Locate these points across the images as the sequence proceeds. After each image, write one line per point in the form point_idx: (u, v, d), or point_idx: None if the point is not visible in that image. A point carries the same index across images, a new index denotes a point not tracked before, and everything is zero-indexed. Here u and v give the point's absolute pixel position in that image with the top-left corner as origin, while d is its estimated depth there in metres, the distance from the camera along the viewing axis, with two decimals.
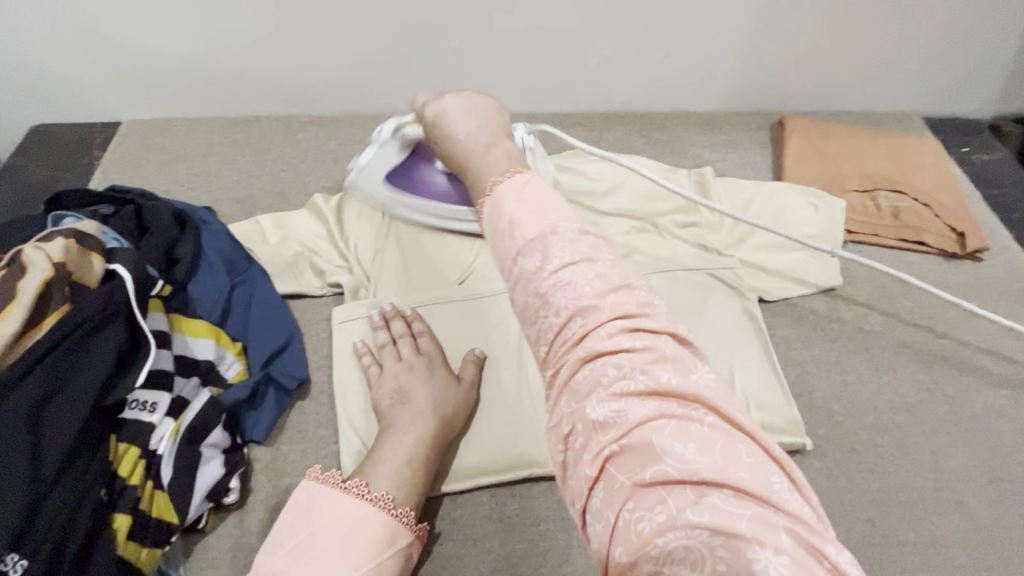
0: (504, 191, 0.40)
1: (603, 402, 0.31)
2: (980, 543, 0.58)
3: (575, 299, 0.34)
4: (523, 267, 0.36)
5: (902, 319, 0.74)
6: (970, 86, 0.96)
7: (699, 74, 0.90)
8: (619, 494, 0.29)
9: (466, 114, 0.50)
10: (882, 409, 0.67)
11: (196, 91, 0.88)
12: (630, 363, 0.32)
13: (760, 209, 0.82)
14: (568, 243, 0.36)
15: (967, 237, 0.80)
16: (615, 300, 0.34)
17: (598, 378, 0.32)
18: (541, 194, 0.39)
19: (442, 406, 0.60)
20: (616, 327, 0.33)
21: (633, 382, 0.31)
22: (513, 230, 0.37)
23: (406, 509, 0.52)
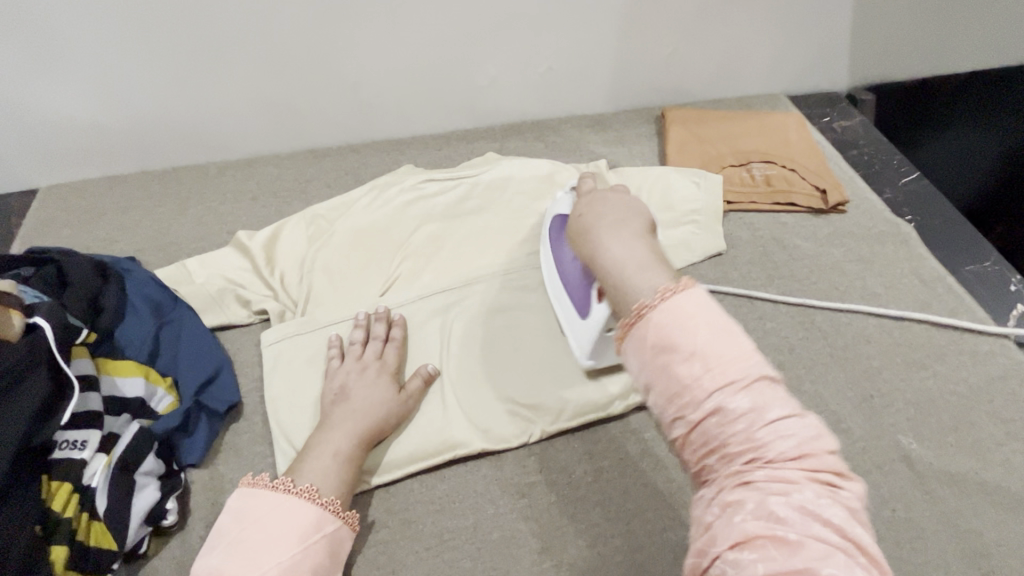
0: (689, 306, 0.41)
1: (789, 505, 0.35)
2: (855, 452, 0.66)
3: (785, 436, 0.37)
4: (733, 388, 0.38)
5: (780, 271, 0.84)
6: (821, 64, 1.08)
7: (582, 80, 1.00)
8: (777, 563, 0.33)
9: (610, 205, 0.52)
10: (767, 351, 0.75)
11: (111, 151, 0.92)
12: (829, 499, 0.36)
13: (648, 192, 0.90)
14: (783, 394, 0.39)
15: (829, 193, 0.90)
16: (827, 456, 0.38)
17: (793, 492, 0.35)
18: (727, 323, 0.41)
19: (371, 408, 0.64)
20: (827, 476, 0.37)
21: (826, 511, 0.35)
22: (711, 360, 0.39)
23: (332, 497, 0.57)
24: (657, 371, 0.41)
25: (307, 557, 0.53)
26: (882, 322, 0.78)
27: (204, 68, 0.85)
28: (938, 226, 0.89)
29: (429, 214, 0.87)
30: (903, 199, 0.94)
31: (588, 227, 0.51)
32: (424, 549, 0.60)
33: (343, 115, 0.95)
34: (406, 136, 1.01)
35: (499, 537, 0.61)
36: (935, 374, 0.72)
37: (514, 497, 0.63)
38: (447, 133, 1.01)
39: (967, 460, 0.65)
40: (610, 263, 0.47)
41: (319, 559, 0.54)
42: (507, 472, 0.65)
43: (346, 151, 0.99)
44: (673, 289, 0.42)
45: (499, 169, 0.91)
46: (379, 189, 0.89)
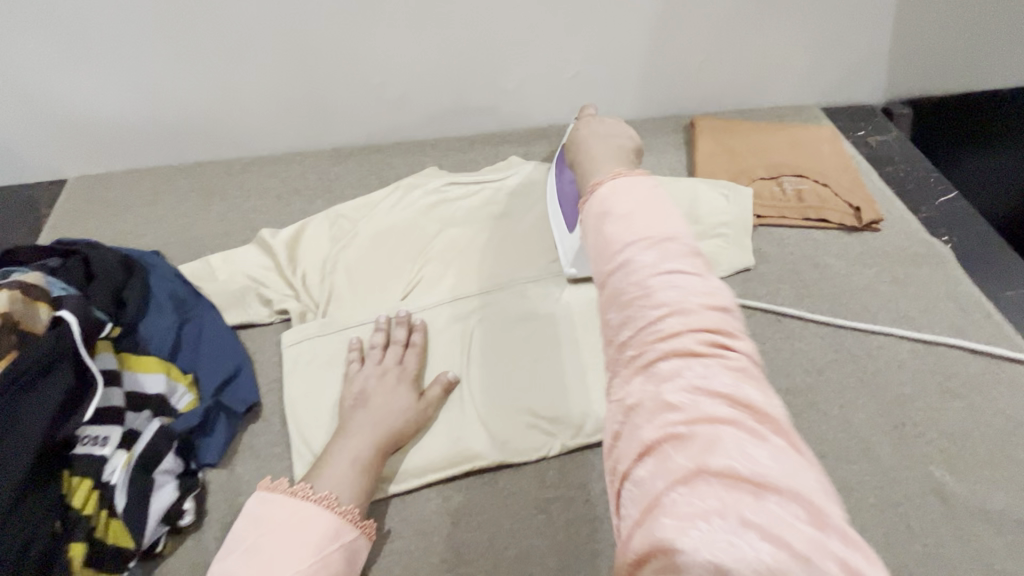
0: (631, 184, 0.44)
1: (682, 389, 0.33)
2: (885, 483, 0.64)
3: (675, 297, 0.37)
4: (632, 255, 0.39)
5: (810, 290, 0.81)
6: (858, 76, 1.05)
7: (611, 87, 0.98)
8: (673, 471, 0.31)
9: (602, 120, 0.57)
10: (795, 372, 0.72)
11: (140, 143, 0.93)
12: (724, 370, 0.34)
13: (676, 204, 0.88)
14: (677, 254, 0.39)
15: (863, 210, 0.88)
16: (720, 320, 0.36)
17: (684, 367, 0.34)
18: (664, 201, 0.43)
19: (390, 415, 0.64)
20: (715, 337, 0.35)
21: (716, 383, 0.33)
22: (633, 223, 0.41)
23: (350, 506, 0.56)
24: (593, 236, 0.43)
25: (324, 567, 0.52)
26: (916, 348, 0.75)
27: (233, 63, 0.85)
28: (976, 249, 0.86)
29: (452, 217, 0.86)
30: (939, 219, 0.91)
31: (580, 137, 0.55)
32: (439, 562, 0.59)
33: (369, 115, 0.95)
34: (431, 138, 1.00)
35: (515, 553, 0.59)
36: (969, 403, 0.70)
37: (531, 513, 0.62)
38: (472, 136, 1.00)
39: (1002, 496, 0.63)
40: (588, 153, 0.52)
41: (336, 570, 0.53)
42: (525, 486, 0.64)
43: (370, 150, 0.98)
44: (624, 172, 0.46)
45: (525, 174, 0.91)
46: (402, 190, 0.89)
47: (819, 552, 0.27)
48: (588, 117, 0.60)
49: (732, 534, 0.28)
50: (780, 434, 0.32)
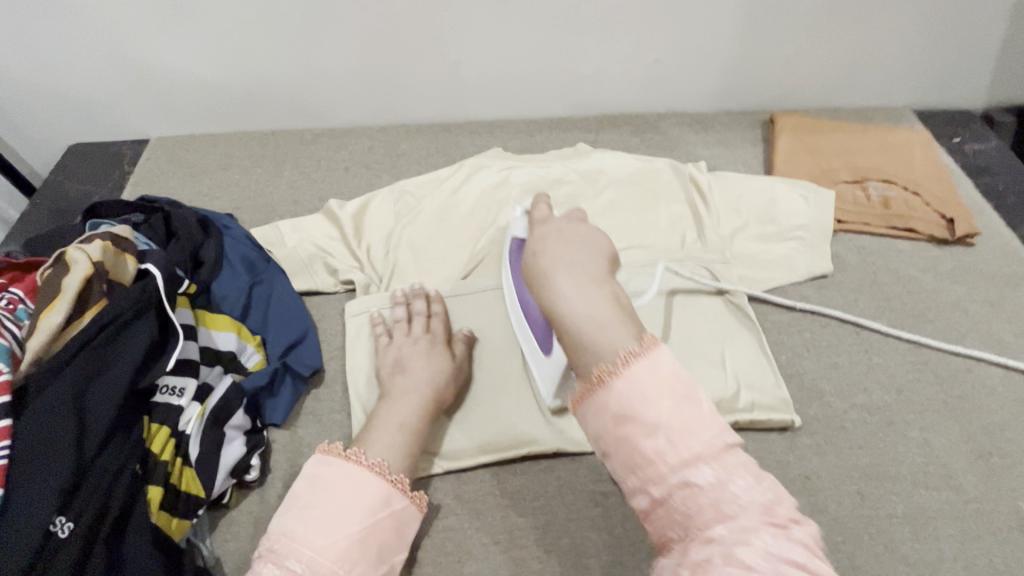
0: (650, 372, 0.42)
1: (757, 556, 0.36)
2: (968, 515, 0.60)
3: (738, 496, 0.38)
4: (687, 471, 0.39)
5: (892, 303, 0.77)
6: (960, 78, 0.98)
7: (689, 76, 0.94)
8: None
9: (572, 249, 0.51)
10: (872, 389, 0.69)
11: (220, 109, 0.95)
12: (788, 540, 0.37)
13: (750, 203, 0.85)
14: (734, 457, 0.40)
15: (956, 223, 0.82)
16: (777, 503, 0.39)
17: (755, 538, 0.37)
18: (689, 386, 0.42)
19: (429, 382, 0.63)
20: (777, 517, 0.38)
21: (788, 552, 0.36)
22: (672, 434, 0.40)
23: (400, 475, 0.56)
24: (619, 445, 0.42)
25: (374, 532, 0.52)
26: (1008, 374, 0.70)
27: (313, 33, 0.86)
28: None
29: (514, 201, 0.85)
30: None
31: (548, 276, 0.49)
32: (492, 543, 0.59)
33: (440, 92, 0.95)
34: (498, 119, 0.99)
35: (568, 543, 0.59)
36: None
37: (586, 505, 0.61)
38: (540, 120, 0.99)
39: None
40: (572, 316, 0.45)
41: (385, 535, 0.53)
42: (581, 477, 0.63)
43: (438, 129, 0.98)
44: (635, 353, 0.42)
45: (593, 160, 0.88)
46: (465, 169, 0.88)
47: None
48: (550, 234, 0.54)
49: None
50: None
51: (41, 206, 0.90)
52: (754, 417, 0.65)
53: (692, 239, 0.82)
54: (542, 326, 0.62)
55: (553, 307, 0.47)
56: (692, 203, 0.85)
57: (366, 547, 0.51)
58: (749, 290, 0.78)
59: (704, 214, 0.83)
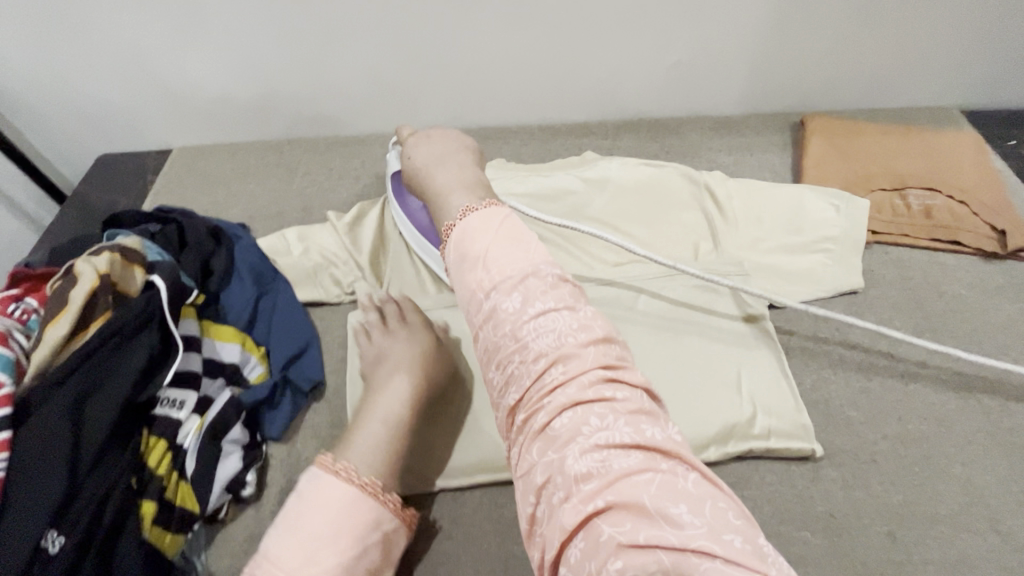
0: (479, 217, 0.47)
1: (587, 452, 0.36)
2: (1016, 565, 0.54)
3: (550, 340, 0.41)
4: (503, 308, 0.42)
5: (932, 323, 0.70)
6: (1015, 75, 0.89)
7: (711, 79, 0.90)
8: (603, 546, 0.33)
9: (434, 146, 0.58)
10: (907, 418, 0.63)
11: (238, 118, 0.97)
12: (606, 405, 0.38)
13: (775, 213, 0.79)
14: (550, 293, 0.43)
15: (1008, 235, 0.74)
16: (597, 352, 0.40)
17: (585, 419, 0.37)
18: (515, 228, 0.46)
19: (411, 386, 0.61)
20: (595, 374, 0.39)
21: (619, 435, 0.36)
22: (491, 262, 0.44)
23: (374, 480, 0.55)
24: (457, 284, 0.46)
25: (343, 540, 0.51)
26: None
27: (324, 45, 0.86)
28: None
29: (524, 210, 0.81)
30: None
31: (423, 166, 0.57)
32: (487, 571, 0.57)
33: (452, 100, 0.93)
34: (512, 125, 0.97)
35: None
36: None
37: None
38: (555, 126, 0.96)
39: None
40: (439, 184, 0.54)
41: (372, 555, 0.53)
42: None
43: None
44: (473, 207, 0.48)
45: (606, 165, 0.85)
46: None
47: None
48: (420, 140, 0.59)
49: None
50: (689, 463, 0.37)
51: (67, 214, 0.93)
52: (772, 445, 0.61)
53: (709, 249, 0.77)
54: (426, 222, 0.74)
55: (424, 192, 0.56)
56: (709, 211, 0.80)
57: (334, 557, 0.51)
58: (770, 306, 0.73)
59: (723, 223, 0.79)
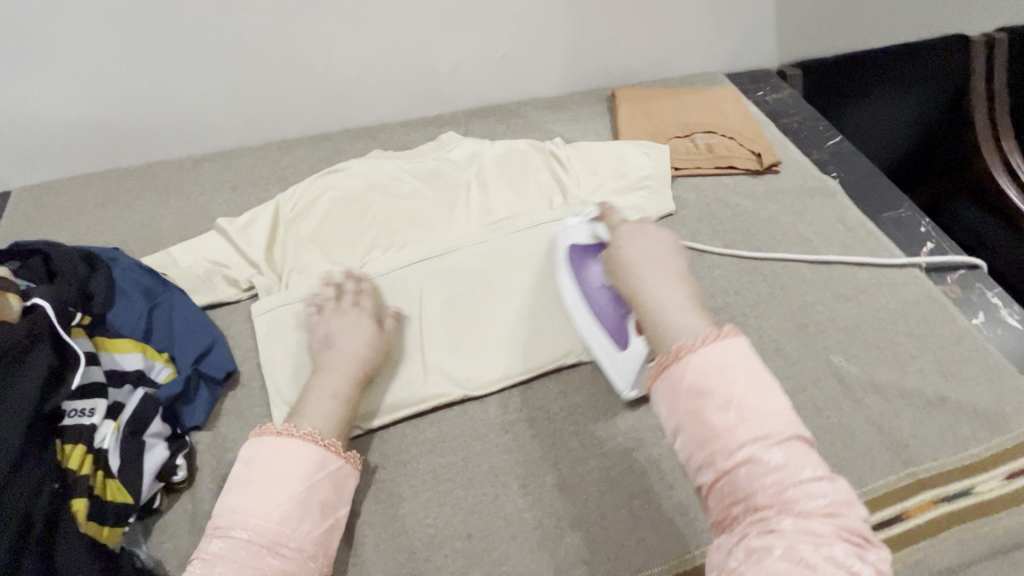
0: (727, 352, 0.50)
1: (822, 566, 0.40)
2: (796, 373, 0.75)
3: (811, 490, 0.44)
4: (761, 460, 0.45)
5: (725, 226, 0.93)
6: (752, 43, 1.19)
7: (537, 65, 1.08)
8: None
9: (648, 245, 0.63)
10: (716, 294, 0.84)
11: (88, 148, 0.95)
12: (859, 554, 0.42)
13: (603, 165, 0.98)
14: (814, 459, 0.46)
15: (763, 155, 1.00)
16: (856, 520, 0.44)
17: (831, 551, 0.41)
18: (763, 377, 0.50)
19: (360, 357, 0.69)
20: (852, 533, 0.43)
21: (855, 569, 0.41)
22: (747, 409, 0.47)
23: (333, 440, 0.61)
24: (693, 422, 0.49)
25: (314, 493, 0.57)
26: (813, 263, 0.88)
27: (175, 63, 0.89)
28: (857, 180, 1.01)
29: (398, 194, 0.92)
30: (828, 159, 1.05)
31: (629, 267, 0.60)
32: (421, 483, 0.66)
33: (314, 106, 1.01)
34: (375, 123, 1.07)
35: (488, 468, 0.67)
36: (859, 303, 0.83)
37: (499, 434, 0.70)
38: (414, 120, 1.08)
39: (887, 371, 0.75)
40: (628, 258, 0.62)
41: (332, 499, 0.59)
42: (491, 411, 0.72)
43: (320, 139, 1.04)
44: (718, 336, 0.51)
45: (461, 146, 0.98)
46: (338, 174, 0.93)
47: None
48: (635, 234, 0.65)
49: None
50: None
51: None
52: None
53: (560, 200, 0.94)
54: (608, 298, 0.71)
55: (637, 311, 0.57)
56: (553, 171, 0.97)
57: (307, 508, 0.56)
58: None
59: (567, 178, 0.96)
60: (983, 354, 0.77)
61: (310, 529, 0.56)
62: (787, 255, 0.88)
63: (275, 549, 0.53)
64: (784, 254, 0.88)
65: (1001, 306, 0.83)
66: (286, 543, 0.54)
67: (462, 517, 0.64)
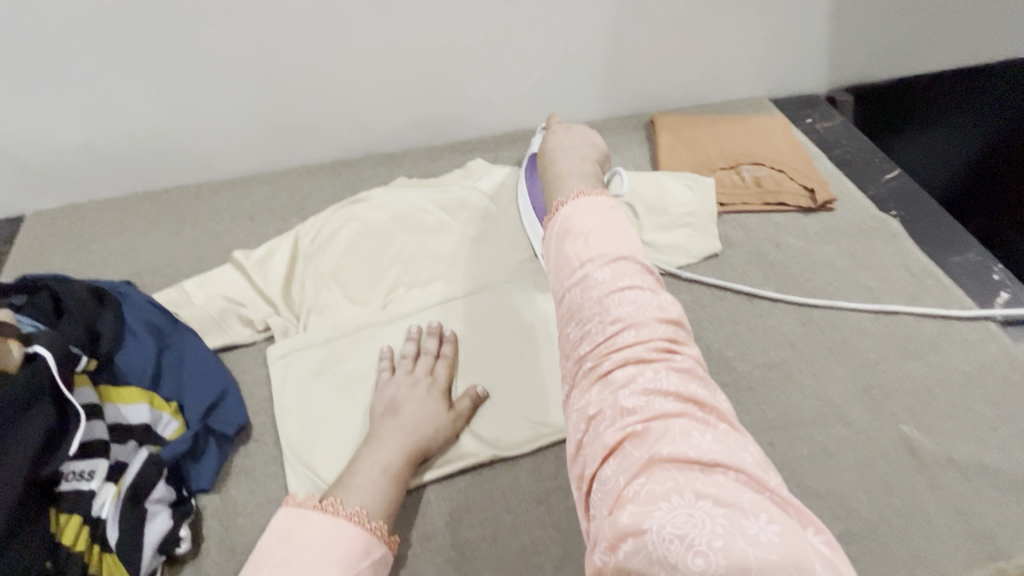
0: (590, 205, 0.57)
1: (636, 394, 0.44)
2: (862, 445, 0.67)
3: (628, 306, 0.48)
4: (588, 278, 0.51)
5: (776, 269, 0.85)
6: (800, 67, 1.12)
7: (572, 90, 1.02)
8: (634, 464, 0.40)
9: (571, 137, 0.75)
10: (769, 348, 0.76)
11: (103, 172, 0.91)
12: (673, 369, 0.45)
13: (643, 197, 0.91)
14: (636, 278, 0.51)
15: (817, 191, 0.93)
16: (669, 329, 0.48)
17: (639, 376, 0.45)
18: (617, 220, 0.56)
19: (419, 427, 0.64)
20: (662, 341, 0.46)
21: (665, 383, 0.44)
22: (590, 241, 0.54)
23: (379, 522, 0.56)
24: (554, 260, 0.56)
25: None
26: (876, 315, 0.80)
27: (194, 86, 0.85)
28: (920, 220, 0.93)
29: (423, 228, 0.86)
30: (886, 196, 0.97)
31: (554, 157, 0.72)
32: (445, 561, 0.60)
33: (337, 131, 0.96)
34: (400, 149, 1.02)
35: (519, 547, 0.60)
36: (929, 363, 0.75)
37: (531, 505, 0.63)
38: (440, 145, 1.02)
39: (967, 445, 0.67)
40: (557, 144, 0.74)
41: None
42: (523, 478, 0.65)
43: (342, 165, 0.99)
44: (584, 194, 0.59)
45: (492, 177, 0.92)
46: (360, 205, 0.87)
47: (768, 517, 0.36)
48: (558, 130, 0.78)
49: (690, 513, 0.36)
50: (733, 427, 0.43)
51: None
52: None
53: None
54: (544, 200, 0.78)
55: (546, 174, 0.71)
56: None
57: None
58: None
59: None
60: None
61: None
62: (847, 305, 0.81)
63: None
64: (843, 305, 0.81)
65: None
66: None
67: None
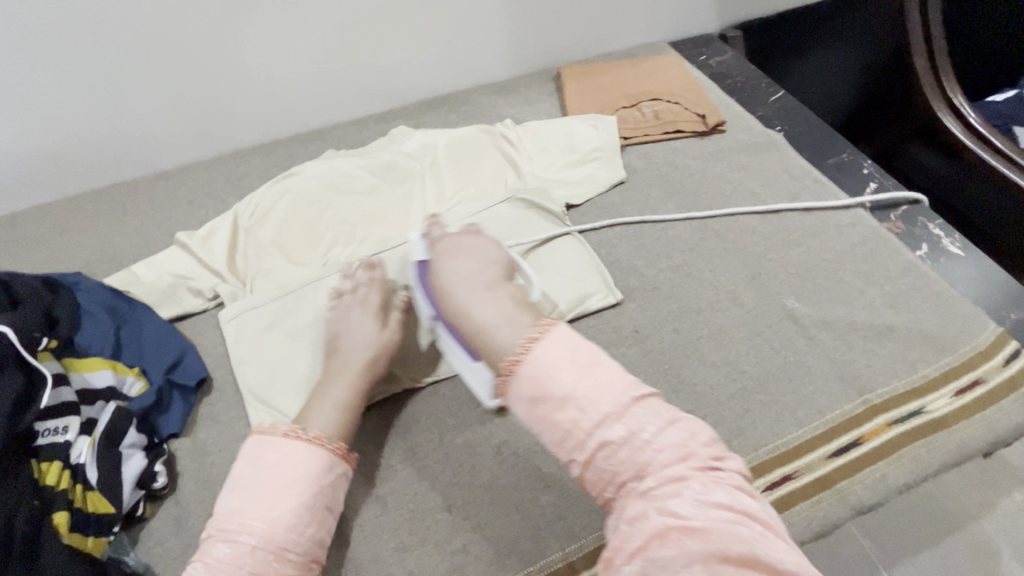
0: (548, 348, 0.56)
1: (687, 505, 0.49)
2: (752, 320, 0.78)
3: (659, 449, 0.52)
4: (591, 419, 0.53)
5: (676, 188, 0.95)
6: (691, 10, 1.22)
7: (481, 52, 1.09)
8: (694, 551, 0.46)
9: (466, 260, 0.67)
10: (672, 253, 0.86)
11: (38, 178, 0.94)
12: (707, 474, 0.51)
13: (554, 141, 1.00)
14: (647, 415, 0.53)
15: (708, 117, 1.03)
16: (670, 424, 0.53)
17: (686, 489, 0.50)
18: (586, 354, 0.56)
19: (365, 349, 0.69)
20: (705, 470, 0.51)
21: (727, 508, 0.49)
22: (578, 400, 0.54)
23: (338, 443, 0.63)
24: (530, 407, 0.56)
25: (320, 496, 0.59)
26: (763, 215, 0.90)
27: (116, 87, 0.89)
28: (801, 132, 1.04)
29: (355, 191, 0.93)
30: (772, 115, 1.08)
31: (451, 287, 0.65)
32: (399, 462, 0.68)
33: (263, 115, 1.02)
34: (327, 126, 1.08)
35: (462, 441, 0.69)
36: (808, 248, 0.86)
37: (471, 408, 0.72)
38: (365, 118, 1.09)
39: (840, 307, 0.79)
40: (450, 272, 0.66)
41: (332, 497, 0.61)
42: (461, 388, 0.73)
43: (273, 146, 1.04)
44: (533, 337, 0.57)
45: (414, 138, 0.99)
46: (293, 178, 0.93)
47: None
48: (446, 251, 0.69)
49: None
50: (751, 498, 0.51)
51: None
52: (588, 305, 0.79)
53: (514, 179, 0.96)
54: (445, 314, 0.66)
55: (467, 326, 0.62)
56: (505, 153, 0.99)
57: (314, 511, 0.59)
58: (567, 208, 0.93)
59: (520, 157, 0.98)
60: (928, 283, 0.81)
61: (317, 531, 0.59)
62: (738, 210, 0.91)
63: (281, 555, 0.56)
64: (734, 210, 0.91)
65: (944, 237, 0.87)
66: (292, 547, 0.57)
67: (441, 490, 0.66)
